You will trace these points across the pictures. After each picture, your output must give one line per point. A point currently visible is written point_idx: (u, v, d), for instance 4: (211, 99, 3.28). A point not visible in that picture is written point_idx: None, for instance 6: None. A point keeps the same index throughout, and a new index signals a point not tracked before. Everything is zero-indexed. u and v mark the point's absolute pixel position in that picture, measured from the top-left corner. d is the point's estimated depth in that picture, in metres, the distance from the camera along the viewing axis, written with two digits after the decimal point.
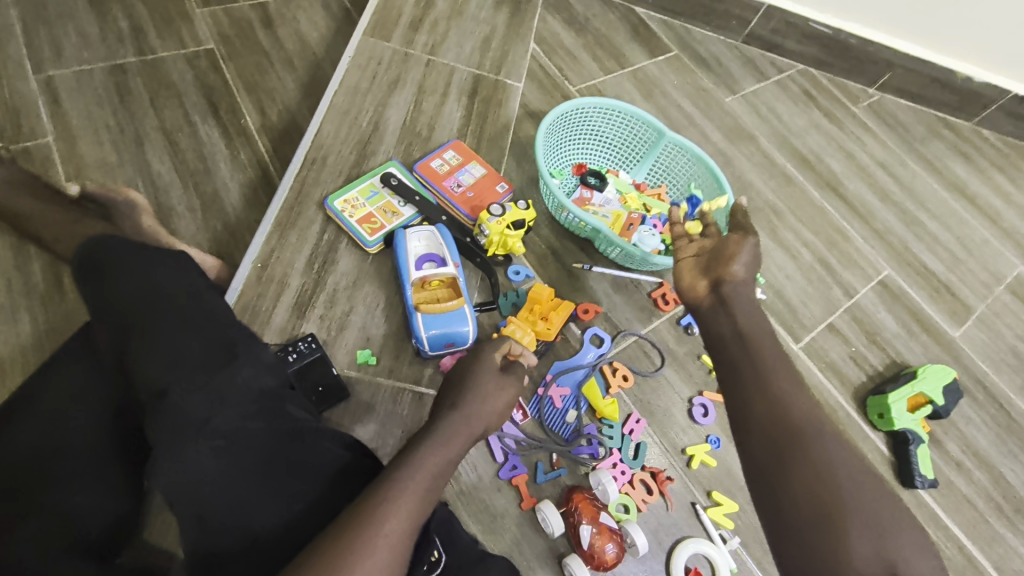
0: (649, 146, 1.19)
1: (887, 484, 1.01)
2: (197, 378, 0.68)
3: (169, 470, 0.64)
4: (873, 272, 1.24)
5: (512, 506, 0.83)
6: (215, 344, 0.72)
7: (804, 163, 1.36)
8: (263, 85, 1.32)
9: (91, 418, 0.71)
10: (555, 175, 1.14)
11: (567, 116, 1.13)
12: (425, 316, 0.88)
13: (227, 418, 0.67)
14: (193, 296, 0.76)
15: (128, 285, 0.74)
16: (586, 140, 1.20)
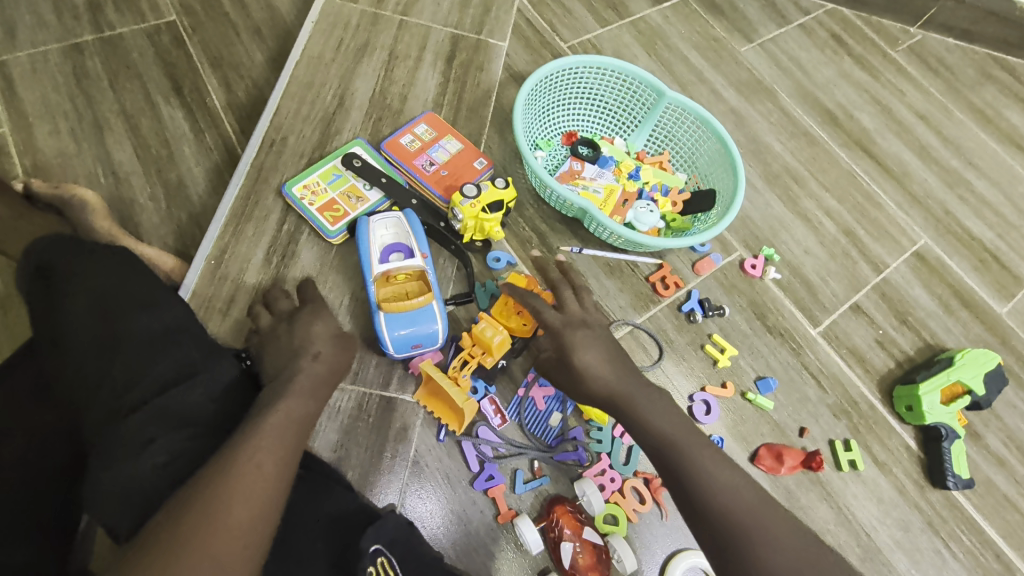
0: (649, 109, 1.05)
1: (916, 484, 0.90)
2: (151, 398, 0.61)
3: (105, 494, 0.55)
4: (907, 242, 1.10)
5: (488, 519, 0.78)
6: (177, 361, 0.65)
7: (831, 120, 1.20)
8: (229, 59, 1.20)
9: (29, 448, 0.63)
10: (541, 147, 1.03)
11: (552, 78, 1.00)
12: (388, 316, 0.79)
13: (178, 436, 0.59)
14: (148, 307, 0.68)
15: (73, 297, 0.66)
16: (577, 105, 1.07)
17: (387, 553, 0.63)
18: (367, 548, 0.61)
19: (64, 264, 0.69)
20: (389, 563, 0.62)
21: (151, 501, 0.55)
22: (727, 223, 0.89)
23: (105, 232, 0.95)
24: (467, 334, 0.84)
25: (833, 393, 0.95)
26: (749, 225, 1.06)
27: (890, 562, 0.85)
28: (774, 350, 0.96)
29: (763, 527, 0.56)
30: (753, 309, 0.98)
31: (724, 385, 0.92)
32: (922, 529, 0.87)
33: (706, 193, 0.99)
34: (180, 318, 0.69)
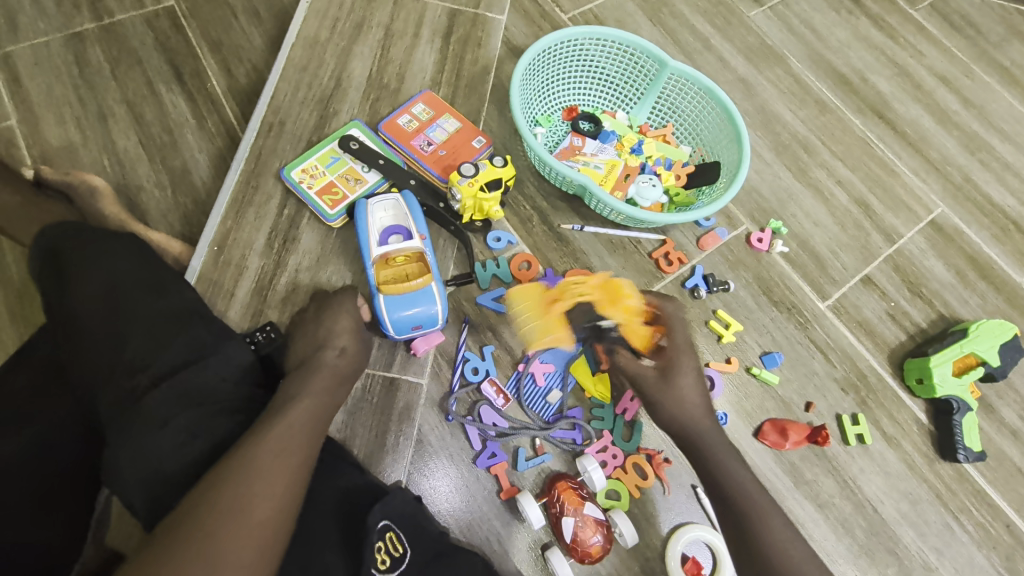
0: (651, 80, 1.02)
1: (925, 458, 0.89)
2: (165, 376, 0.63)
3: (128, 468, 0.58)
4: (924, 212, 1.06)
5: (491, 495, 0.79)
6: (190, 343, 0.66)
7: (845, 85, 1.16)
8: (228, 43, 1.19)
9: (50, 425, 0.66)
10: (541, 123, 1.01)
11: (551, 52, 0.98)
12: (388, 298, 0.80)
13: (193, 414, 0.61)
14: (158, 291, 0.69)
15: (85, 282, 0.67)
16: (577, 78, 1.04)
17: (395, 528, 0.63)
18: (375, 524, 0.61)
19: (74, 249, 0.70)
20: (397, 538, 0.62)
21: (171, 476, 0.58)
22: (731, 195, 0.87)
23: (114, 218, 0.97)
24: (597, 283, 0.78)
25: (841, 367, 0.93)
26: (757, 198, 1.03)
27: (896, 536, 0.85)
28: (781, 325, 0.95)
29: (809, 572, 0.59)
30: (759, 284, 0.97)
31: (728, 360, 0.91)
32: (931, 503, 0.87)
33: (710, 166, 0.97)
34: (189, 302, 0.71)
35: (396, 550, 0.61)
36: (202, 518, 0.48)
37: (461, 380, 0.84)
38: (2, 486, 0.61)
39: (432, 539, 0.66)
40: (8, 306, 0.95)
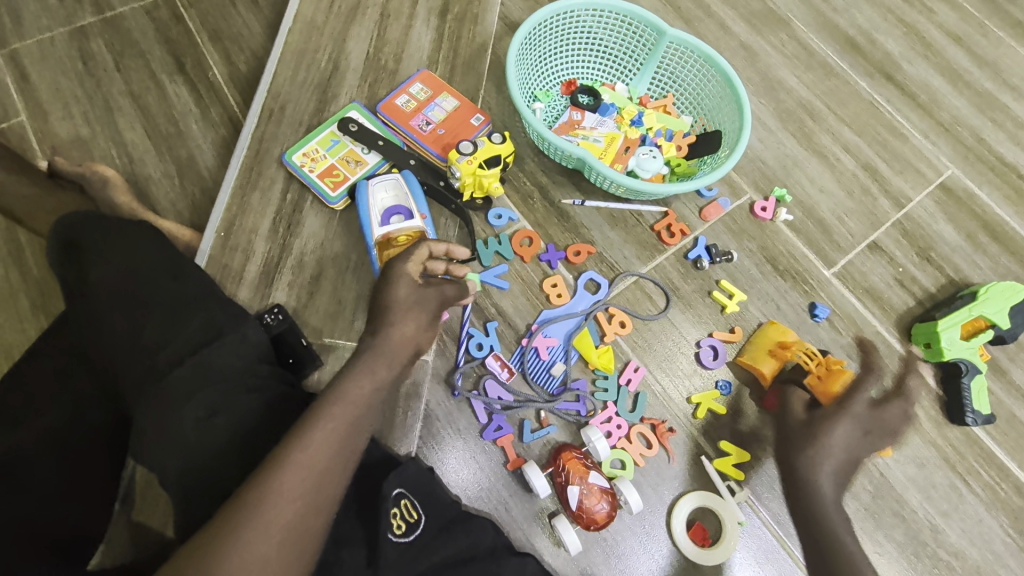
0: (650, 50, 1.01)
1: (933, 422, 0.89)
2: (185, 355, 0.65)
3: (154, 443, 0.60)
4: (933, 174, 1.04)
5: (498, 467, 0.81)
6: (206, 321, 0.68)
7: (852, 48, 1.13)
8: (227, 31, 1.20)
9: (78, 405, 0.69)
10: (539, 98, 1.00)
11: (547, 25, 0.97)
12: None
13: (211, 389, 0.63)
14: (175, 275, 0.72)
15: (104, 270, 0.69)
16: (576, 51, 1.03)
17: (409, 495, 0.65)
18: (390, 491, 0.64)
19: (91, 240, 0.72)
20: (413, 504, 0.65)
21: (195, 450, 0.60)
22: (733, 163, 0.86)
23: (125, 207, 0.99)
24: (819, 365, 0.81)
25: (847, 334, 0.93)
26: (760, 166, 1.02)
27: (903, 499, 0.85)
28: (786, 293, 0.94)
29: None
30: (763, 253, 0.96)
31: (732, 330, 0.90)
32: (938, 467, 0.86)
33: (712, 135, 0.96)
34: (206, 285, 0.73)
35: (411, 516, 0.63)
36: (238, 508, 0.48)
37: (466, 356, 0.86)
38: (38, 461, 0.64)
39: (446, 505, 0.67)
40: (28, 297, 0.99)
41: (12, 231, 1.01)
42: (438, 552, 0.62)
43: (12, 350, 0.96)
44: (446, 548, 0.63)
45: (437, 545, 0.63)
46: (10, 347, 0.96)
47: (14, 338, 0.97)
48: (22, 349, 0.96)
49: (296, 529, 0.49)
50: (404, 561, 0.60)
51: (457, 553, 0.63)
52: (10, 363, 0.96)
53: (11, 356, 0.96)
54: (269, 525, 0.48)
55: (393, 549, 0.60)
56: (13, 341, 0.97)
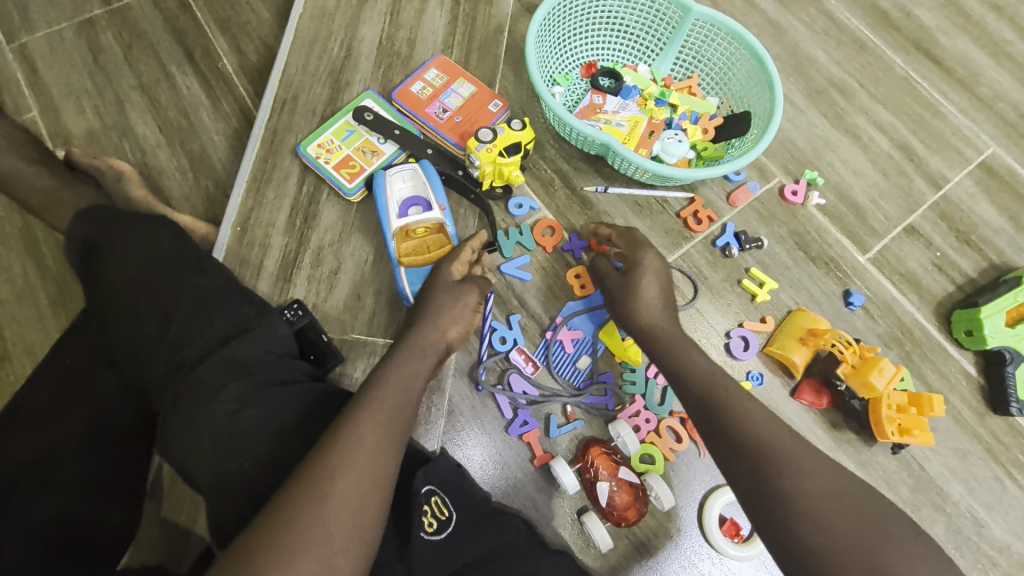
0: (674, 28, 0.96)
1: (975, 412, 0.85)
2: (214, 348, 0.63)
3: (184, 438, 0.59)
4: (972, 153, 0.99)
5: (525, 463, 0.80)
6: (232, 316, 0.67)
7: (885, 21, 1.07)
8: (236, 20, 1.17)
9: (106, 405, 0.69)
10: (559, 82, 0.97)
11: (567, 4, 0.93)
12: (410, 270, 0.83)
13: (242, 382, 0.61)
14: (198, 269, 0.70)
15: (122, 263, 0.68)
16: (596, 32, 0.99)
17: (440, 492, 0.62)
18: (419, 489, 0.61)
19: (109, 232, 0.71)
20: (443, 502, 0.62)
21: (225, 444, 0.58)
22: (765, 145, 0.82)
23: (140, 202, 0.98)
24: (853, 356, 0.79)
25: (883, 322, 0.89)
26: (790, 148, 0.98)
27: (944, 493, 0.82)
28: (818, 280, 0.91)
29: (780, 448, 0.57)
30: (794, 239, 0.92)
31: (763, 319, 0.88)
32: (980, 458, 0.83)
33: (740, 117, 0.92)
34: (227, 278, 0.72)
35: (442, 514, 0.61)
36: (308, 492, 0.51)
37: (489, 350, 0.84)
38: (71, 455, 0.64)
39: (479, 501, 0.65)
40: (48, 294, 0.98)
41: (30, 228, 1.01)
42: (469, 552, 0.59)
43: (34, 349, 0.96)
44: (477, 549, 0.59)
45: (472, 538, 0.60)
46: (33, 346, 0.96)
47: (36, 338, 0.96)
48: (46, 349, 0.96)
49: (362, 510, 0.52)
50: (439, 561, 0.57)
51: (488, 552, 0.59)
52: (34, 362, 0.95)
53: (33, 354, 0.96)
54: (337, 510, 0.50)
55: (425, 547, 0.58)
56: (35, 341, 0.96)
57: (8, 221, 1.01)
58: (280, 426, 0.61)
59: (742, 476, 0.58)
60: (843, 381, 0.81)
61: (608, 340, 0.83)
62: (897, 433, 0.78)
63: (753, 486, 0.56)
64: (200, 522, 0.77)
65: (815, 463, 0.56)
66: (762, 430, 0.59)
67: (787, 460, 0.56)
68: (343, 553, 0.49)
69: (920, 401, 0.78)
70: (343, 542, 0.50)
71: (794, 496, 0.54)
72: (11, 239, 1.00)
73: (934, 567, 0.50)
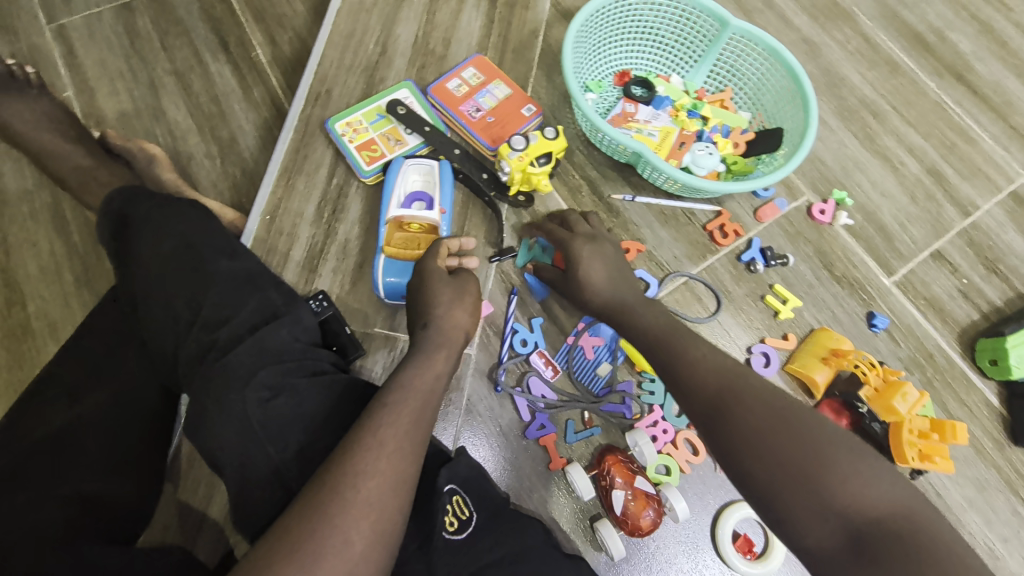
0: (710, 41, 0.97)
1: (995, 442, 0.84)
2: (244, 334, 0.64)
3: (214, 423, 0.60)
4: (1004, 181, 0.98)
5: (540, 467, 0.79)
6: (262, 302, 0.67)
7: (921, 45, 1.07)
8: (271, 11, 1.18)
9: (133, 386, 0.70)
10: (592, 89, 0.97)
11: (605, 12, 0.93)
12: (388, 260, 0.83)
13: (272, 369, 0.62)
14: (230, 253, 0.71)
15: (156, 246, 0.69)
16: (631, 41, 0.99)
17: (461, 492, 0.63)
18: (442, 487, 0.62)
19: (141, 215, 0.71)
20: (464, 501, 0.62)
21: (254, 431, 0.59)
22: (797, 162, 0.82)
23: (169, 185, 0.98)
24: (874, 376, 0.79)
25: (906, 346, 0.88)
26: (819, 167, 0.98)
27: (961, 522, 0.81)
28: (842, 300, 0.90)
29: (737, 390, 0.58)
30: (819, 257, 0.92)
31: (785, 337, 0.87)
32: (999, 489, 0.82)
33: (772, 133, 0.92)
34: (257, 265, 0.72)
35: (463, 514, 0.61)
36: (331, 498, 0.51)
37: (510, 351, 0.84)
38: (97, 432, 0.65)
39: (498, 503, 0.65)
40: (74, 272, 0.99)
41: (60, 206, 1.02)
42: (488, 554, 0.59)
43: (57, 325, 0.97)
44: (495, 551, 0.59)
45: (485, 545, 0.59)
46: (56, 324, 0.97)
47: (60, 316, 0.97)
48: (70, 327, 0.97)
49: (382, 516, 0.52)
50: (457, 560, 0.58)
51: (506, 554, 0.59)
52: (57, 340, 0.96)
53: (56, 330, 0.97)
54: (364, 507, 0.51)
55: (445, 547, 0.58)
56: (59, 318, 0.97)
57: (40, 198, 1.02)
58: (306, 416, 0.62)
59: (700, 421, 0.59)
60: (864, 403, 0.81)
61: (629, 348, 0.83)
62: (918, 458, 0.77)
63: (710, 431, 0.57)
64: (216, 506, 0.78)
65: (764, 401, 0.56)
66: (714, 375, 0.60)
67: (740, 403, 0.57)
68: (362, 557, 0.49)
69: (943, 427, 0.77)
70: (364, 549, 0.50)
71: (748, 439, 0.55)
72: (41, 215, 1.02)
73: (878, 494, 0.51)
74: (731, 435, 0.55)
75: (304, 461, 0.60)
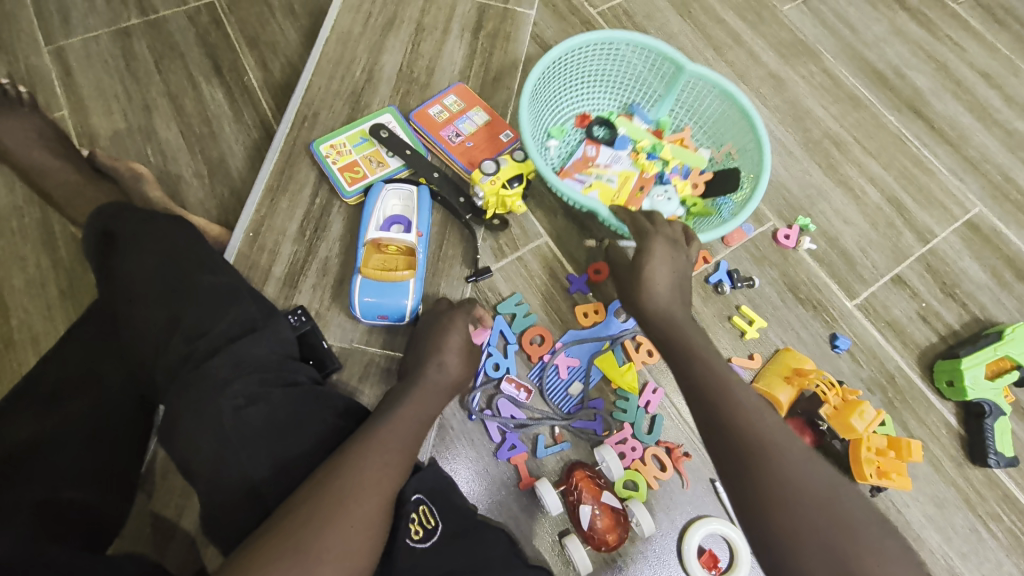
0: (667, 84, 1.02)
1: (954, 461, 0.87)
2: (222, 345, 0.66)
3: (187, 431, 0.61)
4: (960, 211, 1.03)
5: (510, 485, 0.81)
6: (241, 315, 0.69)
7: (881, 82, 1.13)
8: (264, 38, 1.23)
9: (111, 395, 0.71)
10: (554, 135, 1.01)
11: (564, 60, 0.97)
12: (365, 280, 0.85)
13: (248, 380, 0.64)
14: (212, 269, 0.73)
15: (139, 260, 0.71)
16: (592, 86, 1.04)
17: (427, 502, 0.65)
18: (409, 497, 0.64)
19: (127, 229, 0.73)
20: (429, 511, 0.64)
21: (227, 439, 0.61)
22: (751, 209, 0.85)
23: (158, 202, 1.01)
24: (835, 397, 0.83)
25: (867, 367, 0.92)
26: (784, 194, 1.02)
27: (921, 539, 0.83)
28: (806, 322, 0.93)
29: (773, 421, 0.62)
30: (784, 281, 0.96)
31: (751, 356, 0.90)
32: (958, 507, 0.85)
33: (729, 173, 0.95)
34: (238, 280, 0.74)
35: (428, 523, 0.63)
36: (299, 510, 0.54)
37: (482, 376, 0.85)
38: (74, 437, 0.66)
39: (465, 514, 0.66)
40: (58, 286, 1.01)
41: (48, 220, 1.04)
42: (450, 563, 0.60)
43: (38, 337, 0.98)
44: (456, 561, 0.61)
45: (457, 551, 0.62)
46: (38, 336, 0.98)
47: (42, 329, 0.98)
48: (51, 340, 0.98)
49: (348, 526, 0.54)
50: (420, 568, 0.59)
51: (467, 563, 0.61)
52: (37, 352, 0.97)
53: (37, 342, 0.98)
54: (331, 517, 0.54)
55: (408, 554, 0.60)
56: (41, 330, 0.98)
57: (29, 213, 1.04)
58: (277, 424, 0.63)
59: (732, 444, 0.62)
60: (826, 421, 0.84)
61: (602, 365, 0.86)
62: (876, 475, 0.80)
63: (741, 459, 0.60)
64: (188, 517, 0.78)
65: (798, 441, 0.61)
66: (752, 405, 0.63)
67: (761, 447, 0.60)
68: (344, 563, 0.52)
69: (899, 446, 0.80)
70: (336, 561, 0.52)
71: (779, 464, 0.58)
72: (29, 230, 1.04)
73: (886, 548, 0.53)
74: (751, 474, 0.59)
75: (276, 466, 0.62)
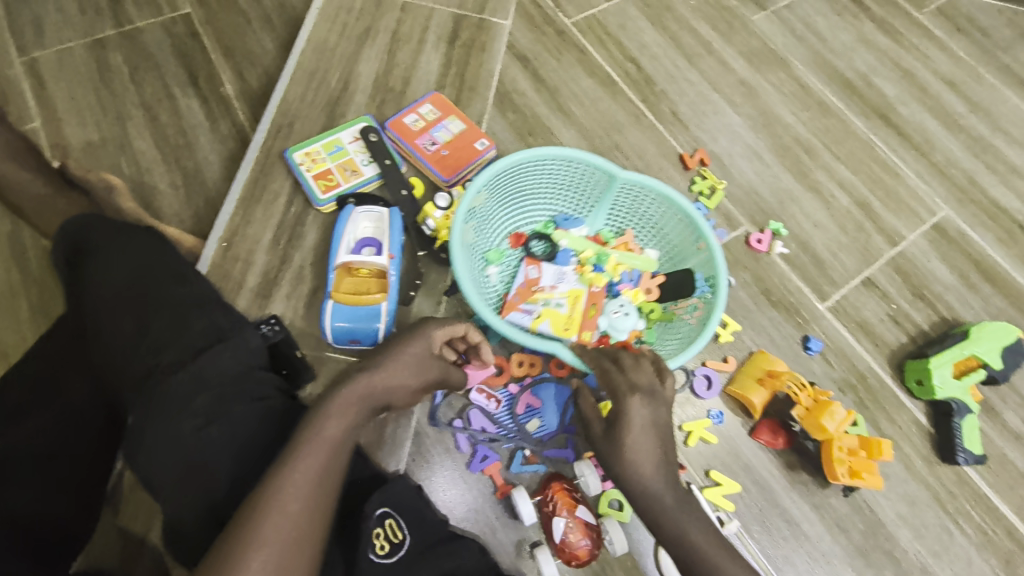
0: (601, 190, 0.96)
1: (924, 460, 0.88)
2: (187, 359, 0.65)
3: (149, 445, 0.61)
4: (927, 214, 1.06)
5: (485, 493, 0.81)
6: (207, 327, 0.68)
7: (849, 89, 1.16)
8: (241, 49, 1.23)
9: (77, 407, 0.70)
10: (492, 260, 0.93)
11: (492, 185, 0.89)
12: (336, 304, 0.85)
13: (209, 396, 0.63)
14: (181, 280, 0.72)
15: (106, 272, 0.70)
16: (524, 199, 0.96)
17: (395, 514, 0.63)
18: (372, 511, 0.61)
19: (97, 240, 0.73)
20: (396, 524, 0.62)
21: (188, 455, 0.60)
22: (717, 325, 0.81)
23: (131, 213, 1.00)
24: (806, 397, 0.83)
25: (839, 368, 0.93)
26: (756, 200, 1.04)
27: (893, 537, 0.84)
28: (779, 324, 0.95)
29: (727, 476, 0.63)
30: (757, 284, 0.97)
31: (725, 359, 0.91)
32: (929, 506, 0.86)
33: (679, 276, 0.91)
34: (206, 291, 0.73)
35: (395, 537, 0.61)
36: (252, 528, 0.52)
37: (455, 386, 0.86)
38: (37, 449, 0.65)
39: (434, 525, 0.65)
40: (28, 298, 0.99)
41: (18, 232, 1.03)
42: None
43: (7, 350, 0.96)
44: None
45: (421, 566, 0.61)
46: (6, 349, 0.96)
47: (11, 342, 0.97)
48: (20, 353, 0.97)
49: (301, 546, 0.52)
50: None
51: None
52: (6, 366, 0.96)
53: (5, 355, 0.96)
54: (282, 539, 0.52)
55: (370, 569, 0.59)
56: (9, 344, 0.97)
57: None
58: (240, 440, 0.62)
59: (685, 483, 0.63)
60: (798, 423, 0.84)
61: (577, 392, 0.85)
62: (848, 475, 0.81)
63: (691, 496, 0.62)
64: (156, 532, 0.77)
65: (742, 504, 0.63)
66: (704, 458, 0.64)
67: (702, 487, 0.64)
68: None
69: (870, 445, 0.81)
70: None
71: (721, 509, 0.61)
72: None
73: None
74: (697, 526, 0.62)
75: (237, 481, 0.60)
